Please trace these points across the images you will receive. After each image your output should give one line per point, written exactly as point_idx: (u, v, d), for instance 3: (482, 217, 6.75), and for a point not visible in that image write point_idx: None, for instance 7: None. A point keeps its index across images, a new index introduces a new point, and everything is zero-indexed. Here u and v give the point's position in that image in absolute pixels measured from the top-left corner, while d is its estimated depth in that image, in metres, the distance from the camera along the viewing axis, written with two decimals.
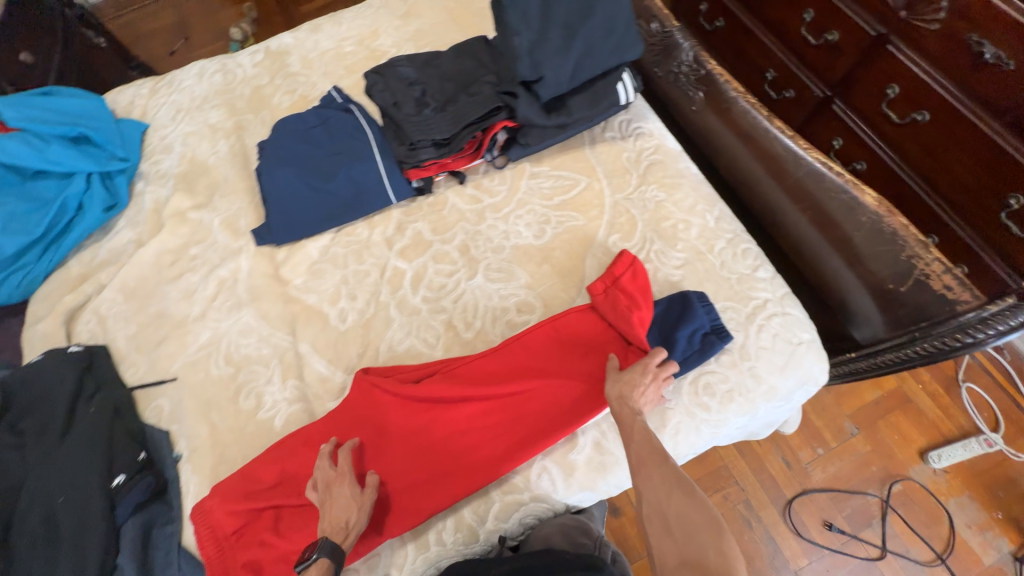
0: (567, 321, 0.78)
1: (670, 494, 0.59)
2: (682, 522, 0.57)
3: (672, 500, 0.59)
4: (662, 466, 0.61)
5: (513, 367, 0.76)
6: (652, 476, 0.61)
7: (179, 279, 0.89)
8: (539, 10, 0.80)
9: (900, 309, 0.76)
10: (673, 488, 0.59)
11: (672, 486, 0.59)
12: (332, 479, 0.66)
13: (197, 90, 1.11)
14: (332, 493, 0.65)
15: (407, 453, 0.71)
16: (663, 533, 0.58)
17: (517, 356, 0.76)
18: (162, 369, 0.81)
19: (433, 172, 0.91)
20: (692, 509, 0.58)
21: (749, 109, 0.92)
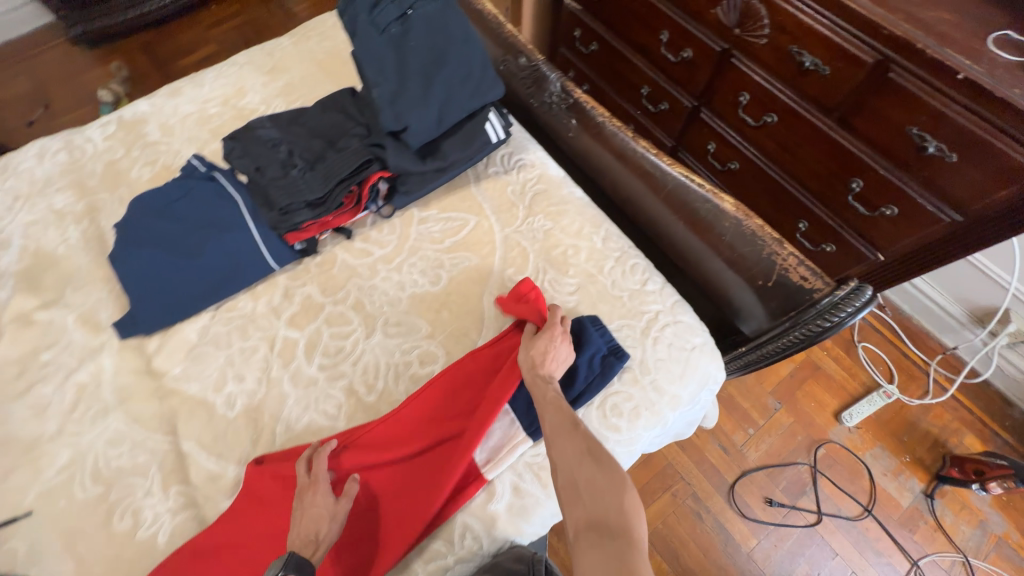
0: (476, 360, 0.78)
1: (579, 454, 0.57)
2: (588, 479, 0.54)
3: (578, 459, 0.57)
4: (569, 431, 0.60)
5: (436, 412, 0.74)
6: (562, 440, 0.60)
7: (28, 393, 0.78)
8: (394, 61, 0.81)
9: (773, 302, 0.81)
10: (578, 452, 0.57)
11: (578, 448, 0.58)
12: (305, 487, 0.65)
13: (38, 172, 0.99)
14: (305, 501, 0.64)
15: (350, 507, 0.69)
16: (570, 496, 0.54)
17: (437, 402, 0.75)
18: (14, 505, 0.70)
19: (314, 232, 0.87)
20: (593, 466, 0.55)
21: (618, 132, 0.99)
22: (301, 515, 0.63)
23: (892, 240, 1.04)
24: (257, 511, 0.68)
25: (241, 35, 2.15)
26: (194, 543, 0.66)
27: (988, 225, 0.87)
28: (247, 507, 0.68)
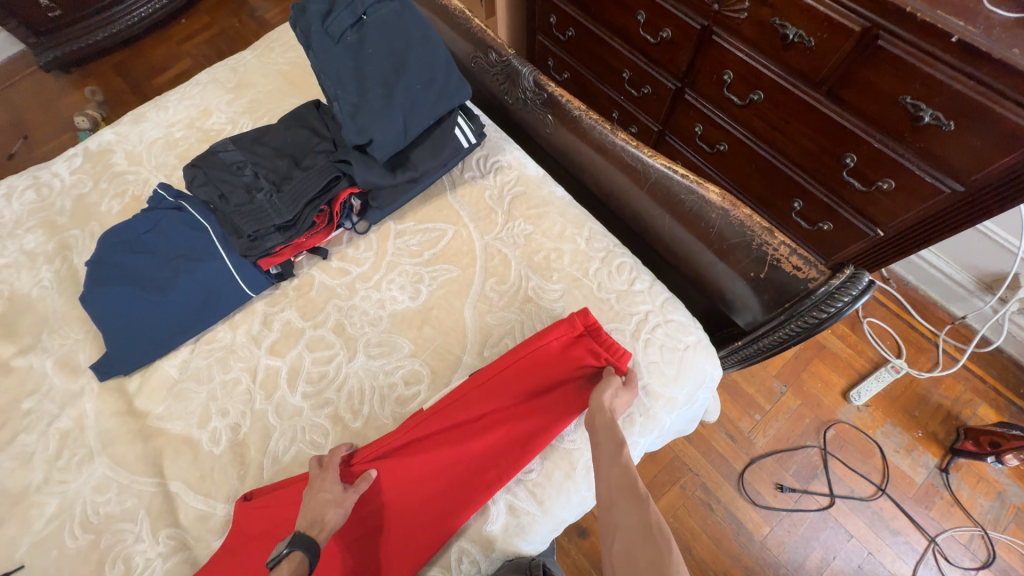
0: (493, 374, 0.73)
1: (621, 494, 0.53)
2: (623, 528, 0.50)
3: (617, 504, 0.53)
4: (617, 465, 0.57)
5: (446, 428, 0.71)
6: (608, 474, 0.57)
7: (11, 444, 0.76)
8: (352, 73, 0.77)
9: (767, 294, 0.78)
10: (621, 497, 0.53)
11: (621, 490, 0.54)
12: (317, 475, 0.66)
13: (6, 213, 0.97)
14: (316, 488, 0.65)
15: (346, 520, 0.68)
16: (607, 543, 0.51)
17: (450, 416, 0.71)
18: (4, 560, 0.69)
19: (288, 255, 0.84)
20: (629, 511, 0.51)
21: (595, 125, 0.92)
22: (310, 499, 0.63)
23: (892, 215, 0.99)
24: (247, 549, 0.66)
25: (214, 48, 2.09)
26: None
27: (996, 194, 0.83)
28: (235, 548, 0.67)
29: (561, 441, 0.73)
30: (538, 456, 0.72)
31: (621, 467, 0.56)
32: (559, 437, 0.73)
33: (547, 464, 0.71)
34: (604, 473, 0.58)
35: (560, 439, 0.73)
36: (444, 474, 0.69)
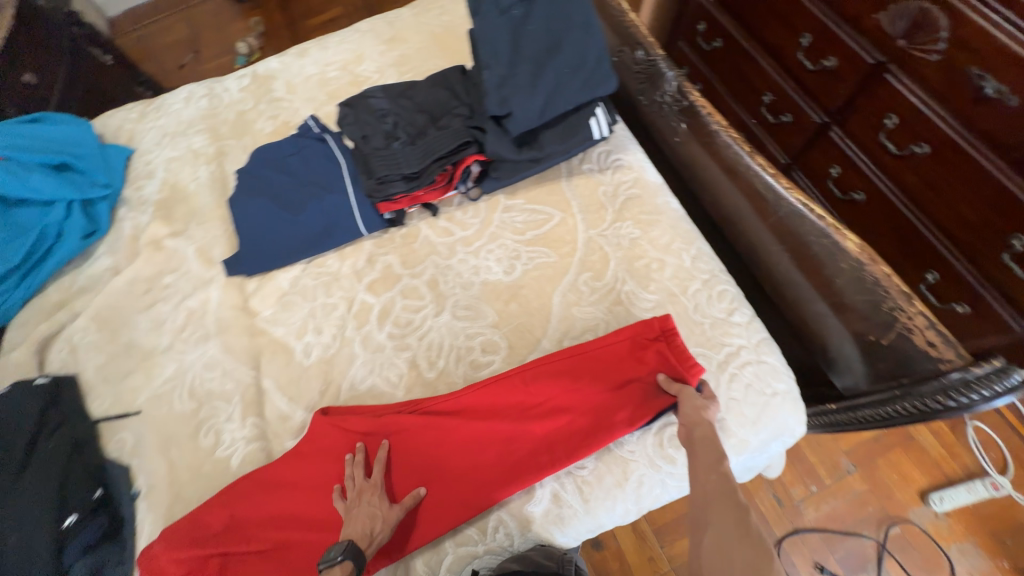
0: (560, 364, 0.74)
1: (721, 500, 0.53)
2: (717, 528, 0.51)
3: (713, 507, 0.53)
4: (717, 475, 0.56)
5: (508, 403, 0.73)
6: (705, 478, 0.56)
7: (151, 309, 0.90)
8: (509, 45, 0.79)
9: (881, 364, 0.72)
10: (716, 498, 0.54)
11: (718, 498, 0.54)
12: (364, 487, 0.67)
13: (183, 114, 1.11)
14: (360, 501, 0.66)
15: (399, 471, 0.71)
16: (697, 538, 0.52)
17: (517, 394, 0.73)
18: (126, 403, 0.82)
19: (404, 204, 0.89)
20: (726, 516, 0.51)
21: (732, 144, 0.89)
22: (363, 507, 0.65)
23: None
24: (313, 460, 0.72)
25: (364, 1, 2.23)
26: (251, 480, 0.71)
27: None
28: (300, 455, 0.73)
29: (619, 448, 0.72)
30: (592, 455, 0.72)
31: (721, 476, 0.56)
32: (619, 443, 0.72)
33: (600, 466, 0.71)
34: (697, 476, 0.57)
35: (619, 446, 0.72)
36: (499, 446, 0.71)
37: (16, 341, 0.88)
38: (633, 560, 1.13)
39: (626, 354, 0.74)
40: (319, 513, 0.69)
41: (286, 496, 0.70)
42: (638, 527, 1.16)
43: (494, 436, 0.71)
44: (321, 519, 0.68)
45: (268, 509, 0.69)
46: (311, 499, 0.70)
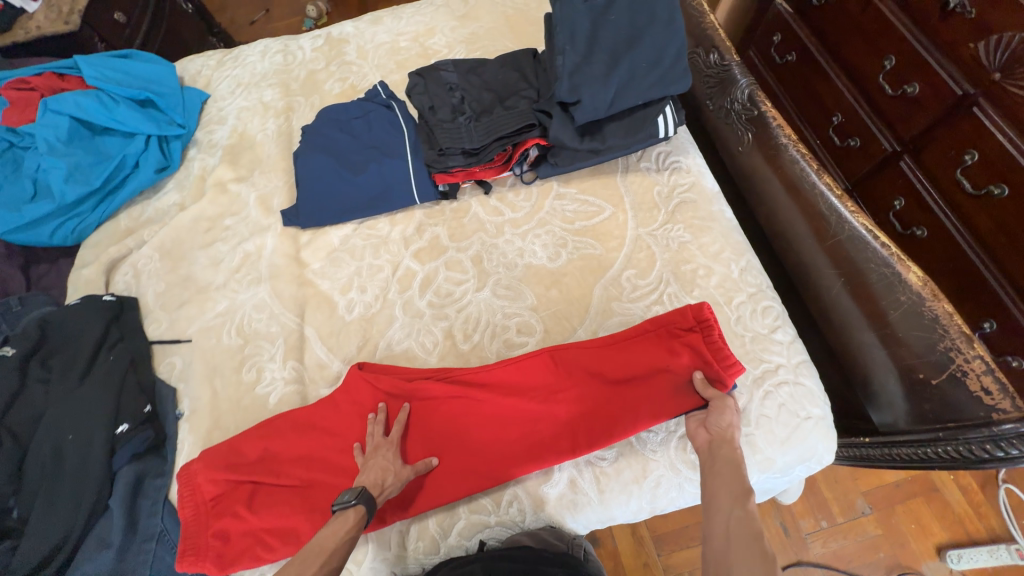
0: (591, 352, 0.75)
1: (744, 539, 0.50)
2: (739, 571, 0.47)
3: (736, 550, 0.50)
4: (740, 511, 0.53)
5: (536, 383, 0.75)
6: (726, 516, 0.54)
7: (210, 247, 0.94)
8: (587, 33, 0.79)
9: (927, 404, 0.69)
10: (740, 541, 0.50)
11: (740, 535, 0.51)
12: (380, 443, 0.70)
13: (258, 67, 1.16)
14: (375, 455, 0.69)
15: (423, 433, 0.73)
16: None
17: (546, 376, 0.75)
18: (180, 330, 0.87)
19: (459, 178, 0.91)
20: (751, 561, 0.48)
21: (799, 159, 0.84)
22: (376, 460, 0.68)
23: None
24: (346, 410, 0.75)
25: None
26: (286, 419, 0.75)
27: None
28: (334, 403, 0.76)
29: (642, 445, 0.72)
30: (613, 448, 0.73)
31: (743, 514, 0.53)
32: (642, 442, 0.73)
33: (620, 460, 0.72)
34: (717, 512, 0.55)
35: (642, 444, 0.73)
36: (523, 424, 0.72)
37: (87, 259, 0.95)
38: (627, 561, 1.14)
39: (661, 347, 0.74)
40: (345, 461, 0.72)
41: (315, 440, 0.73)
42: (636, 530, 1.16)
43: (519, 413, 0.73)
44: (346, 467, 0.71)
45: (298, 449, 0.73)
46: (339, 446, 0.73)
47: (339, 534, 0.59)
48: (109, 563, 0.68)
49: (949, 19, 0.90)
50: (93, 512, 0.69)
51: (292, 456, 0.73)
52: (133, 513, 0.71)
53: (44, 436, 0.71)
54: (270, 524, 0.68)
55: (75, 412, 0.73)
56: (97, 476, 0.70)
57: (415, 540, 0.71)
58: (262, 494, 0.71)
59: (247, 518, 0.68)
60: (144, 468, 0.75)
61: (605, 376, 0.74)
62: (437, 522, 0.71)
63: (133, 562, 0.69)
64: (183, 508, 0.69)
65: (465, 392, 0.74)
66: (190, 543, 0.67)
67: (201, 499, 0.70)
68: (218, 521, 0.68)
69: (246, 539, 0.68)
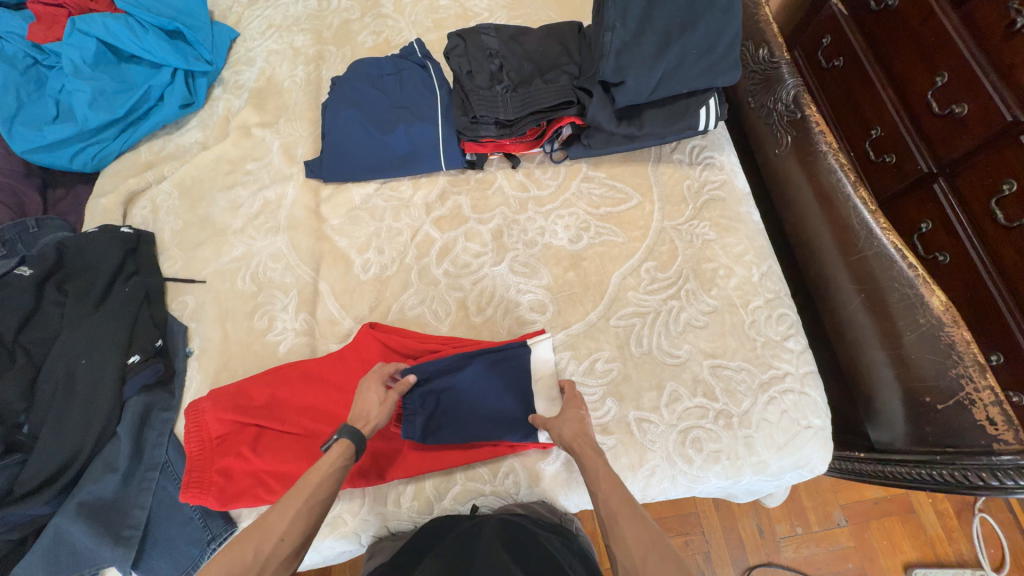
0: (501, 363, 0.74)
1: (654, 551, 0.51)
2: (633, 530, 0.53)
3: (620, 515, 0.55)
4: (637, 523, 0.54)
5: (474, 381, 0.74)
6: (626, 534, 0.53)
7: (230, 190, 0.93)
8: (640, 11, 0.76)
9: (928, 426, 0.70)
10: (622, 509, 0.55)
11: (655, 555, 0.51)
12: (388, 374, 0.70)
13: (292, 9, 1.12)
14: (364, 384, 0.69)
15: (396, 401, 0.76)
16: (610, 538, 0.54)
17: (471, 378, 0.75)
18: (194, 270, 0.87)
19: (488, 149, 0.89)
20: (635, 523, 0.54)
21: (835, 169, 0.82)
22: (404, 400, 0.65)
23: None
24: (353, 366, 0.76)
25: None
26: (295, 368, 0.76)
27: None
28: (342, 358, 0.77)
29: (642, 435, 0.73)
30: (614, 434, 0.73)
31: (643, 529, 0.53)
32: (643, 432, 0.73)
33: (618, 446, 0.72)
34: (619, 531, 0.54)
35: (642, 433, 0.73)
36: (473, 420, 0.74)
37: (106, 189, 0.94)
38: None
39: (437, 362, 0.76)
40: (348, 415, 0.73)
41: (321, 390, 0.75)
42: None
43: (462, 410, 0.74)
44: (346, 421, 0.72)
45: (304, 397, 0.74)
46: (343, 400, 0.74)
47: (329, 466, 0.58)
48: (114, 486, 0.70)
49: (1013, 40, 0.86)
50: (101, 435, 0.71)
51: (297, 404, 0.74)
52: (139, 441, 0.73)
53: (55, 359, 0.72)
54: (270, 467, 0.70)
55: (87, 338, 0.74)
56: (105, 402, 0.71)
57: (409, 500, 0.73)
58: (266, 436, 0.72)
59: (250, 459, 0.70)
60: (152, 401, 0.76)
61: (513, 384, 0.74)
62: (433, 488, 0.73)
63: (135, 488, 0.71)
64: (189, 442, 0.71)
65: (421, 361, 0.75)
66: (194, 476, 0.69)
67: (206, 436, 0.72)
68: (222, 459, 0.70)
69: (248, 479, 0.70)
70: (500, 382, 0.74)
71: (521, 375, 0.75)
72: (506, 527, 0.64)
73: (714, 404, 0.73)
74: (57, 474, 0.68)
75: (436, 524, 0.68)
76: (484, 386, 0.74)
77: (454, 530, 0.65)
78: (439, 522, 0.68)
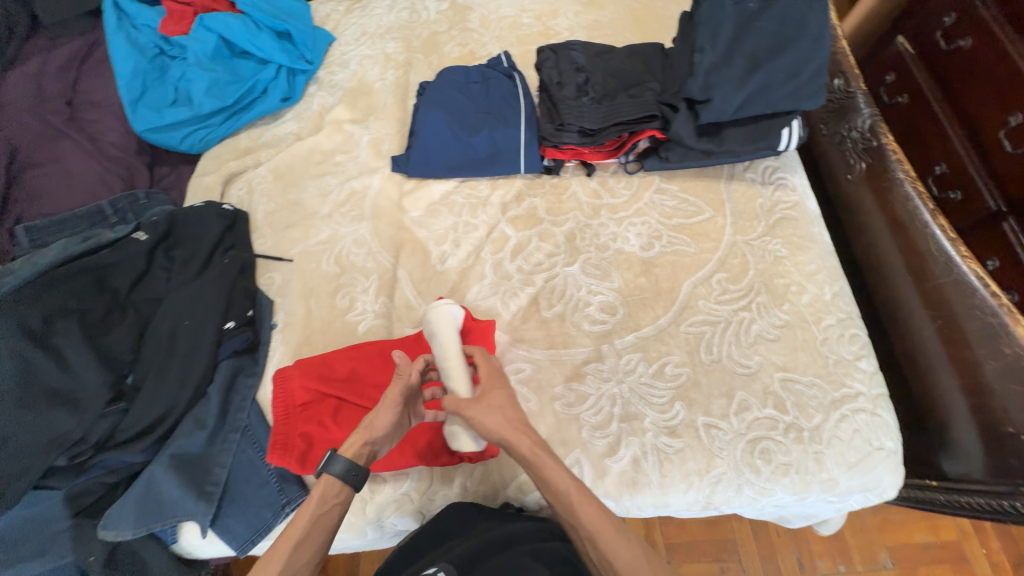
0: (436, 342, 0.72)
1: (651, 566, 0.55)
2: (586, 512, 0.57)
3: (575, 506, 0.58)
4: (591, 507, 0.58)
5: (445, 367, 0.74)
6: (584, 517, 0.57)
7: (319, 178, 1.00)
8: (730, 35, 0.80)
9: (1010, 458, 0.69)
10: (573, 496, 0.58)
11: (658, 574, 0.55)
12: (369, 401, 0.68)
13: (384, 20, 1.20)
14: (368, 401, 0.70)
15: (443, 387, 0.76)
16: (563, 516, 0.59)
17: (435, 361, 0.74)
18: (283, 249, 0.93)
19: (567, 156, 0.93)
20: (590, 509, 0.58)
21: (914, 197, 0.84)
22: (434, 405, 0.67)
23: None
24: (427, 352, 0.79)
25: None
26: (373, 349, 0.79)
27: None
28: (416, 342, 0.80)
29: (710, 441, 0.73)
30: (682, 437, 0.74)
31: (641, 554, 0.55)
32: (713, 438, 0.73)
33: (686, 450, 0.73)
34: (576, 517, 0.58)
35: (710, 439, 0.73)
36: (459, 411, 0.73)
37: (207, 169, 1.02)
38: None
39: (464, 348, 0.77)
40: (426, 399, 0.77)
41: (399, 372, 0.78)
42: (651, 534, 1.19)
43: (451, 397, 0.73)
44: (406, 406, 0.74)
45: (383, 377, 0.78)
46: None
47: (311, 514, 0.60)
48: (201, 442, 0.73)
49: None
50: (194, 394, 0.75)
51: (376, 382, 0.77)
52: (227, 402, 0.77)
53: (160, 318, 0.77)
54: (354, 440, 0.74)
55: (188, 302, 0.78)
56: (203, 362, 0.75)
57: (476, 483, 0.75)
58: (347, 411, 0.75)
59: (331, 428, 0.74)
60: (240, 365, 0.80)
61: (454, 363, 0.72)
62: (499, 477, 0.75)
63: (218, 447, 0.74)
64: (275, 407, 0.75)
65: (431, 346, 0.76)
66: (279, 439, 0.73)
67: (291, 402, 0.75)
68: (304, 425, 0.74)
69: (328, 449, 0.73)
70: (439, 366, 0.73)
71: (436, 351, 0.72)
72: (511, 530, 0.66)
73: (785, 417, 0.73)
74: (153, 425, 0.72)
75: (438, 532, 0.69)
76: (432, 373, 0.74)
77: (473, 526, 0.68)
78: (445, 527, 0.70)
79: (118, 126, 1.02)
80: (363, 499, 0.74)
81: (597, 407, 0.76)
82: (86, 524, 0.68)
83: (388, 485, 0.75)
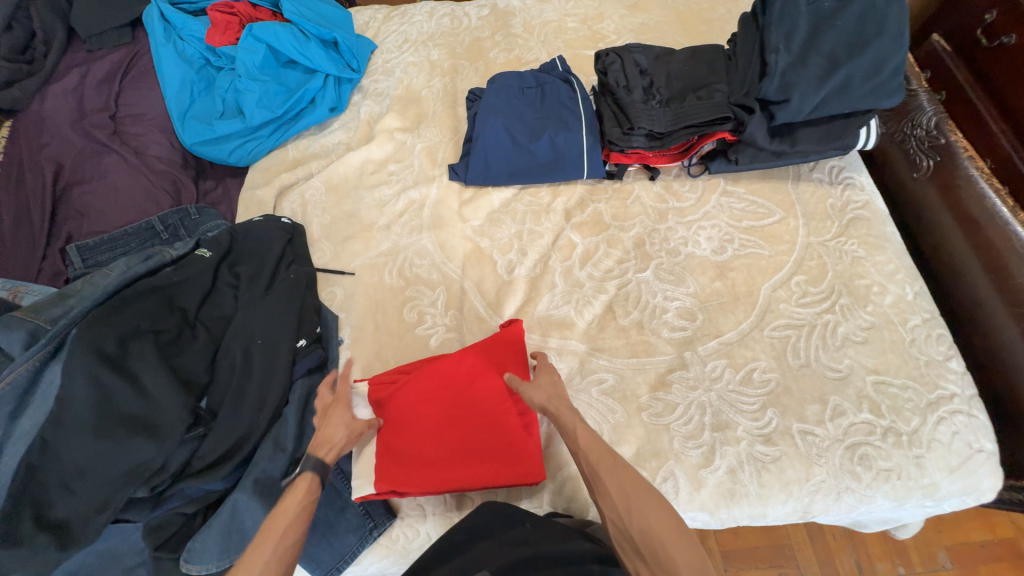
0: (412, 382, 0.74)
1: (638, 489, 0.53)
2: (584, 432, 0.59)
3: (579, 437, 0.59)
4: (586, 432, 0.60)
5: (437, 405, 0.73)
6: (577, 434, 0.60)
7: (375, 189, 0.97)
8: (805, 36, 0.79)
9: None
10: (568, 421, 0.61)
11: (632, 486, 0.53)
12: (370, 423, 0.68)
13: (425, 26, 1.18)
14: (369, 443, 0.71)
15: (458, 415, 0.72)
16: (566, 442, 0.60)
17: (428, 398, 0.73)
18: (344, 262, 0.90)
19: (631, 160, 0.92)
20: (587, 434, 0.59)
21: (988, 194, 0.84)
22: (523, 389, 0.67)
23: None
24: (473, 371, 0.74)
25: None
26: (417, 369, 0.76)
27: None
28: (457, 361, 0.75)
29: (807, 448, 0.71)
30: (777, 445, 0.72)
31: (631, 477, 0.54)
32: (811, 444, 0.72)
33: (784, 458, 0.71)
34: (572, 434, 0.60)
35: (808, 446, 0.72)
36: (454, 444, 0.71)
37: (258, 182, 0.99)
38: None
39: (470, 374, 0.74)
40: (484, 422, 0.72)
41: (448, 393, 0.73)
42: (704, 543, 1.09)
43: (450, 430, 0.72)
44: (430, 435, 0.71)
45: (434, 399, 0.73)
46: (466, 408, 0.73)
47: (291, 506, 0.56)
48: (282, 466, 0.70)
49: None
50: (272, 416, 0.72)
51: (428, 406, 0.73)
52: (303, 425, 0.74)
53: (234, 337, 0.74)
54: (420, 469, 0.69)
55: (261, 319, 0.75)
56: (279, 383, 0.72)
57: (567, 499, 0.71)
58: (405, 439, 0.71)
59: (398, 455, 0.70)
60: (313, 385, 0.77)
61: (433, 400, 0.73)
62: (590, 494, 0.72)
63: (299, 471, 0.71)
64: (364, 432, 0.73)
65: (434, 378, 0.74)
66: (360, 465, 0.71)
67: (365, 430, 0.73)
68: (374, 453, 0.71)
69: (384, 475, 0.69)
70: (417, 406, 0.73)
71: (404, 395, 0.73)
72: (530, 537, 0.61)
73: (881, 421, 0.72)
74: (231, 450, 0.69)
75: (458, 532, 0.63)
76: (415, 413, 0.73)
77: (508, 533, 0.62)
78: (465, 531, 0.63)
79: (163, 139, 0.98)
80: (451, 519, 0.71)
81: (687, 417, 0.74)
82: (166, 558, 0.65)
83: (476, 504, 0.71)
